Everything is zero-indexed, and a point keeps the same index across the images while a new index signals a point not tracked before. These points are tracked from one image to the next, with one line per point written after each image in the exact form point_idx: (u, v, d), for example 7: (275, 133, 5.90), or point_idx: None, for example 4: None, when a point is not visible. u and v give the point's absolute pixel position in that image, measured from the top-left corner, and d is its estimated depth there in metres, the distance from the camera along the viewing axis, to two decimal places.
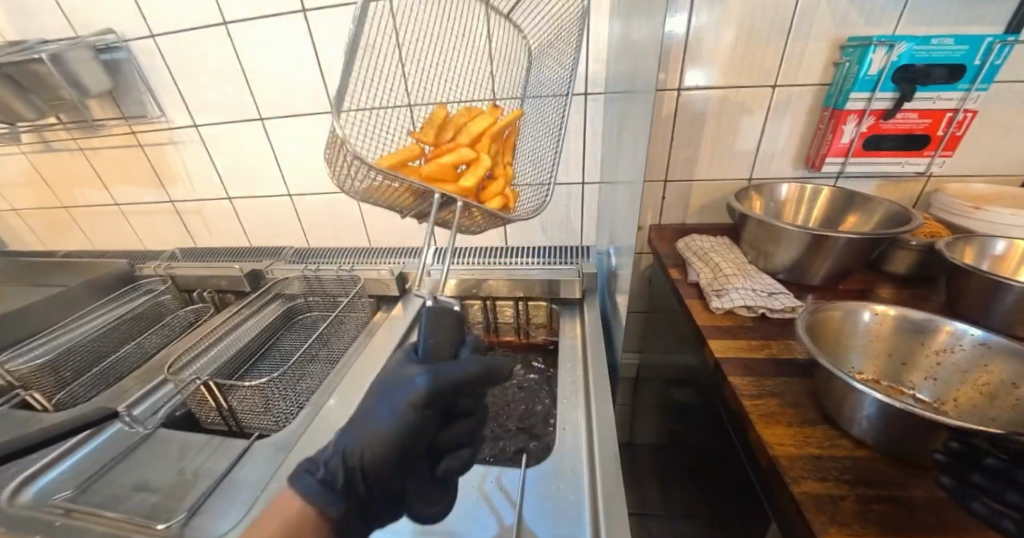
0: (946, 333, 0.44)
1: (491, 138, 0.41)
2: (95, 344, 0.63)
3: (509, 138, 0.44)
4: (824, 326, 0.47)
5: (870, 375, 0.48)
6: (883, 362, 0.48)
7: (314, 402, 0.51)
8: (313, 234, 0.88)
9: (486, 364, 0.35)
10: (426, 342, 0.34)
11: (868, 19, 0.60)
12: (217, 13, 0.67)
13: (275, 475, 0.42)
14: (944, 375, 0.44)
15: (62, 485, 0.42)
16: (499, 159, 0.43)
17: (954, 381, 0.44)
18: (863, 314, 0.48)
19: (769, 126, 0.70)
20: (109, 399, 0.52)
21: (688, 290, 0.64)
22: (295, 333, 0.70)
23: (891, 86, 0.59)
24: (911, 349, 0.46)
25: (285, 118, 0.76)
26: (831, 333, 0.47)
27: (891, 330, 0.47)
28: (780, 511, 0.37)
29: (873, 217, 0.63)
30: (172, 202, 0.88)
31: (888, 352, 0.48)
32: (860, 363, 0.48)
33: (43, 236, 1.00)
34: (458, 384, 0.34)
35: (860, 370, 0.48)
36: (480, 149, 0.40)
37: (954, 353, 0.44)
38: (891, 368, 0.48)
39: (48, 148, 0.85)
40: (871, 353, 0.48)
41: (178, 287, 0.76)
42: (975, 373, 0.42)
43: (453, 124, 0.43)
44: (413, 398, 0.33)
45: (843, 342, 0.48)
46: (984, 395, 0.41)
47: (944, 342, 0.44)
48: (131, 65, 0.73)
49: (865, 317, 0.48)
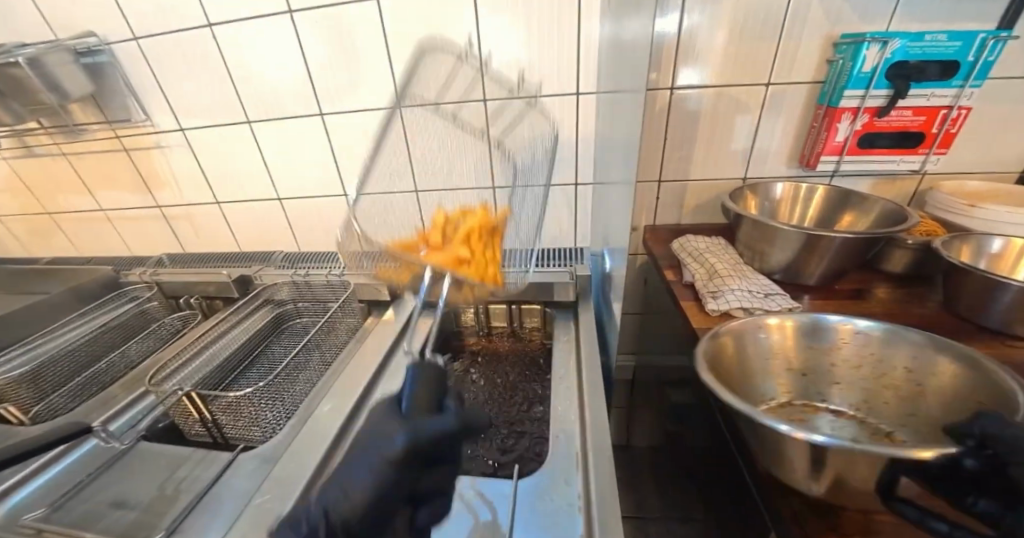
0: (839, 332, 0.44)
1: (485, 233, 0.48)
2: (78, 354, 0.62)
3: (498, 229, 0.50)
4: (725, 358, 0.43)
5: (783, 399, 0.46)
6: (791, 381, 0.46)
7: (302, 412, 0.50)
8: (303, 238, 0.87)
9: (463, 417, 0.35)
10: (409, 394, 0.35)
11: (860, 16, 0.59)
12: (202, 15, 0.66)
13: (259, 489, 0.41)
14: (842, 376, 0.45)
15: (37, 503, 0.40)
16: (489, 247, 0.47)
17: (860, 381, 0.44)
18: (760, 332, 0.46)
19: (762, 125, 0.69)
20: (88, 411, 0.50)
21: (684, 292, 0.63)
22: (285, 339, 0.69)
23: (885, 83, 0.59)
24: (813, 358, 0.46)
25: (272, 121, 0.74)
26: (735, 365, 0.44)
27: (787, 345, 0.46)
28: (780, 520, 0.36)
29: (869, 216, 0.62)
30: (159, 207, 0.87)
31: (791, 367, 0.46)
32: (773, 388, 0.46)
33: (26, 242, 0.98)
34: (436, 439, 0.33)
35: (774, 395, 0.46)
36: (476, 242, 0.46)
37: (849, 353, 0.44)
38: (798, 383, 0.46)
39: (30, 152, 0.83)
40: (779, 374, 0.46)
41: (164, 294, 0.74)
42: (869, 367, 0.44)
43: (448, 221, 0.49)
44: (388, 455, 0.31)
45: (752, 371, 0.45)
46: (893, 389, 0.42)
47: (838, 341, 0.45)
48: (114, 69, 0.72)
49: (762, 337, 0.46)
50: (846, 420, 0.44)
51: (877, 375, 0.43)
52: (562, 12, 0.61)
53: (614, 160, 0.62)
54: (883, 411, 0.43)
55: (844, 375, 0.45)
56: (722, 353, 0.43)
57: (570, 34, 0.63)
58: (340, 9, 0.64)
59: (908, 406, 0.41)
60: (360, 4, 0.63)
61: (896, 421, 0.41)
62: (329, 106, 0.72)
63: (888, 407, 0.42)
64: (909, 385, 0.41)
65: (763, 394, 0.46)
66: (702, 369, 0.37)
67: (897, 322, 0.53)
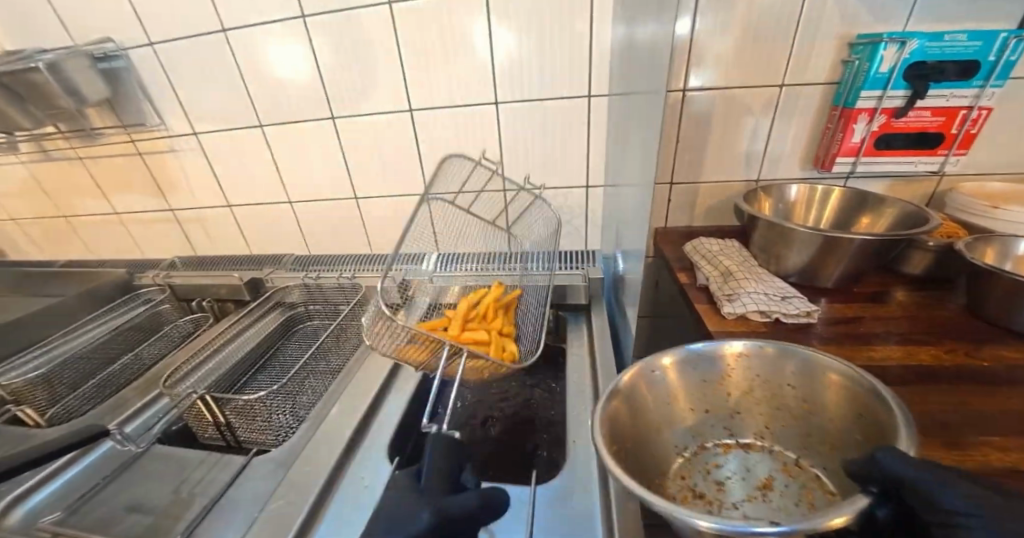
0: (725, 360, 0.41)
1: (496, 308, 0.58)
2: (91, 355, 0.62)
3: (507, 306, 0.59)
4: (624, 430, 0.37)
5: (696, 441, 0.43)
6: (697, 419, 0.43)
7: (315, 414, 0.50)
8: (313, 241, 0.87)
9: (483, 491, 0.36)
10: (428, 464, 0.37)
11: (877, 16, 0.59)
12: (216, 20, 0.67)
13: (274, 494, 0.40)
14: (741, 403, 0.43)
15: (53, 506, 0.40)
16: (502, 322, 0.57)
17: (762, 408, 0.42)
18: (655, 377, 0.41)
19: (774, 127, 0.68)
20: (103, 414, 0.50)
21: (698, 294, 0.62)
22: (296, 342, 0.69)
23: (903, 83, 0.58)
24: (708, 394, 0.43)
25: (285, 125, 0.75)
26: (634, 428, 0.39)
27: (681, 383, 0.42)
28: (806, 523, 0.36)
29: (886, 217, 0.61)
30: (172, 210, 0.87)
31: (693, 407, 0.43)
32: (681, 433, 0.43)
33: (41, 245, 0.99)
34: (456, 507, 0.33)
35: (684, 444, 0.43)
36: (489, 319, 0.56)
37: (742, 377, 0.42)
38: (702, 422, 0.43)
39: (46, 156, 0.84)
40: (687, 418, 0.43)
41: (177, 296, 0.75)
42: (762, 391, 0.42)
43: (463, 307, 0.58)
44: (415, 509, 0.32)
45: (655, 426, 0.41)
46: (786, 410, 0.41)
47: (727, 369, 0.42)
48: (130, 73, 0.73)
49: (658, 379, 0.41)
50: (758, 452, 0.42)
51: (774, 399, 0.41)
52: (574, 16, 0.61)
53: (627, 163, 0.62)
54: (785, 434, 0.42)
55: (748, 405, 0.42)
56: (619, 427, 0.37)
57: (582, 37, 0.63)
58: (352, 15, 0.64)
59: (801, 425, 0.41)
60: (372, 8, 0.63)
61: (799, 445, 0.41)
62: (340, 111, 0.72)
63: (788, 429, 0.41)
64: (802, 403, 0.40)
65: (673, 444, 0.42)
66: (604, 452, 0.31)
67: (919, 325, 0.52)
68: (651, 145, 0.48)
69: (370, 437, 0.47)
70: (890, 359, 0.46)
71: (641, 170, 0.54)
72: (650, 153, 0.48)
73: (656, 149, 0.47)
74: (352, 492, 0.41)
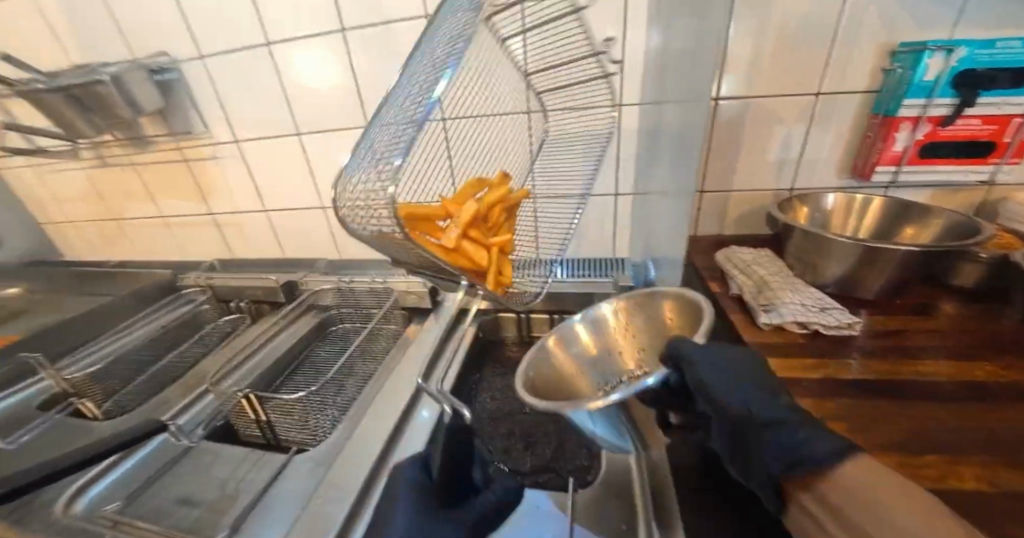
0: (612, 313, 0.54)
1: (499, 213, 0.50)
2: (140, 352, 0.65)
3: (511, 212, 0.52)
4: (539, 367, 0.49)
5: (614, 382, 0.51)
6: (612, 364, 0.52)
7: (353, 415, 0.51)
8: (344, 246, 0.89)
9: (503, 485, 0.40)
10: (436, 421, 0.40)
11: (919, 24, 0.58)
12: (261, 34, 0.70)
13: (316, 492, 0.41)
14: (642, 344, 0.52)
15: (111, 497, 0.42)
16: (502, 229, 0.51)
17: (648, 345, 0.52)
18: (566, 335, 0.53)
19: (811, 135, 0.67)
20: (153, 409, 0.53)
21: (731, 304, 0.61)
22: (328, 344, 0.70)
23: (949, 91, 0.56)
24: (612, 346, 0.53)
25: (322, 133, 0.77)
26: (551, 371, 0.49)
27: (588, 337, 0.54)
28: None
29: (933, 227, 0.59)
30: (213, 215, 0.91)
31: (605, 355, 0.53)
32: (598, 377, 0.51)
33: (93, 246, 1.05)
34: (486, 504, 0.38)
35: (604, 383, 0.50)
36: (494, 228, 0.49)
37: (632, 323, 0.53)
38: (617, 366, 0.52)
39: (103, 163, 0.89)
40: (595, 360, 0.52)
41: (217, 298, 0.78)
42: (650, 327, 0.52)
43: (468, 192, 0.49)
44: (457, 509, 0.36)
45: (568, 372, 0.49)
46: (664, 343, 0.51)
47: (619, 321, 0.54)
48: (181, 85, 0.77)
49: (568, 337, 0.53)
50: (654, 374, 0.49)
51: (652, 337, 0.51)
52: (607, 26, 0.62)
53: (658, 172, 0.62)
54: None
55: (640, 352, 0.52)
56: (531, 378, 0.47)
57: (614, 46, 0.63)
58: (391, 27, 0.66)
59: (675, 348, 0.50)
60: (409, 20, 0.65)
61: None
62: None
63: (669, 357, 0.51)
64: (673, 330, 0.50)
65: (593, 385, 0.50)
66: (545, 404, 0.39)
67: (970, 340, 0.50)
68: (687, 153, 0.48)
69: (405, 439, 0.47)
70: (942, 374, 0.45)
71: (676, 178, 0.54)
72: (687, 162, 0.48)
73: (694, 159, 0.47)
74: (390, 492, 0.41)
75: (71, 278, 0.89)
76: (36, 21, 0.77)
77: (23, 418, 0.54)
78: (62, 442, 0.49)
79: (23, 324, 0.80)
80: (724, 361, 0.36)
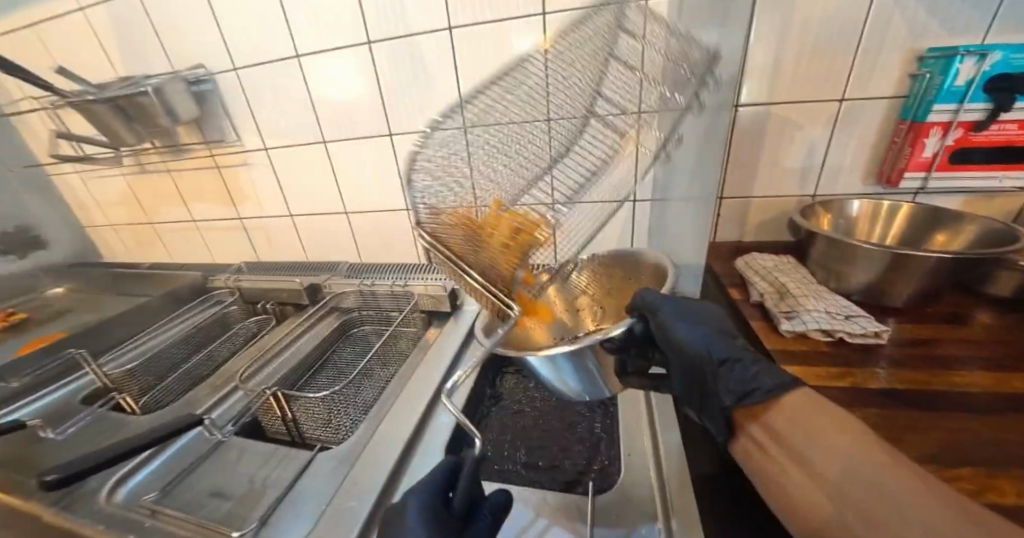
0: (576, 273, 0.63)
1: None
2: (173, 350, 0.68)
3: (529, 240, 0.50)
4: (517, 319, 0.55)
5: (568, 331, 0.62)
6: (566, 316, 0.63)
7: (375, 415, 0.52)
8: (365, 250, 0.92)
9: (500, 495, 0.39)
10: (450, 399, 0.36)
11: (948, 29, 0.57)
12: (292, 46, 0.73)
13: (340, 489, 0.42)
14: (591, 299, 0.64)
15: (148, 488, 0.44)
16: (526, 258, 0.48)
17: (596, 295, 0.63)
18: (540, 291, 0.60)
19: (835, 141, 0.66)
20: (185, 406, 0.54)
21: (752, 310, 0.60)
22: (349, 346, 0.72)
23: (982, 96, 0.55)
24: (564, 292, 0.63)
25: (346, 141, 0.80)
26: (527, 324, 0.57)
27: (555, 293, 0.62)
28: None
29: (966, 234, 0.57)
30: (241, 219, 0.94)
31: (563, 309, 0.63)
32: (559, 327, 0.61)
33: (130, 249, 1.10)
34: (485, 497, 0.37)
35: (562, 332, 0.61)
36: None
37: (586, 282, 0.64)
38: (570, 319, 0.63)
39: (142, 169, 0.94)
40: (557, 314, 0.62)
41: (244, 299, 0.80)
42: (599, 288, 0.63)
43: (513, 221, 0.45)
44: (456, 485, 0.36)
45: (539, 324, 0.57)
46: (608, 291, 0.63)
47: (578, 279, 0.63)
48: (215, 95, 0.81)
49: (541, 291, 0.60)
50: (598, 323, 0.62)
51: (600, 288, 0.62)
52: None
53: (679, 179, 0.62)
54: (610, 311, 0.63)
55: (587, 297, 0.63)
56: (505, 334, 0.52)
57: None
58: (415, 39, 0.68)
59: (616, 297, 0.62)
60: (433, 32, 0.67)
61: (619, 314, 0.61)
62: (398, 128, 0.77)
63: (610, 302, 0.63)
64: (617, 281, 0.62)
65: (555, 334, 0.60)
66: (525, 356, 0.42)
67: (1007, 351, 0.48)
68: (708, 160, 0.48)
69: (426, 441, 0.48)
70: (976, 385, 0.43)
71: (696, 185, 0.54)
72: (709, 168, 0.48)
73: (716, 165, 0.47)
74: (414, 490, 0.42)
75: (110, 278, 0.94)
76: (87, 38, 0.83)
77: (67, 411, 0.57)
78: (102, 434, 0.52)
79: (67, 322, 0.85)
80: (690, 316, 0.43)
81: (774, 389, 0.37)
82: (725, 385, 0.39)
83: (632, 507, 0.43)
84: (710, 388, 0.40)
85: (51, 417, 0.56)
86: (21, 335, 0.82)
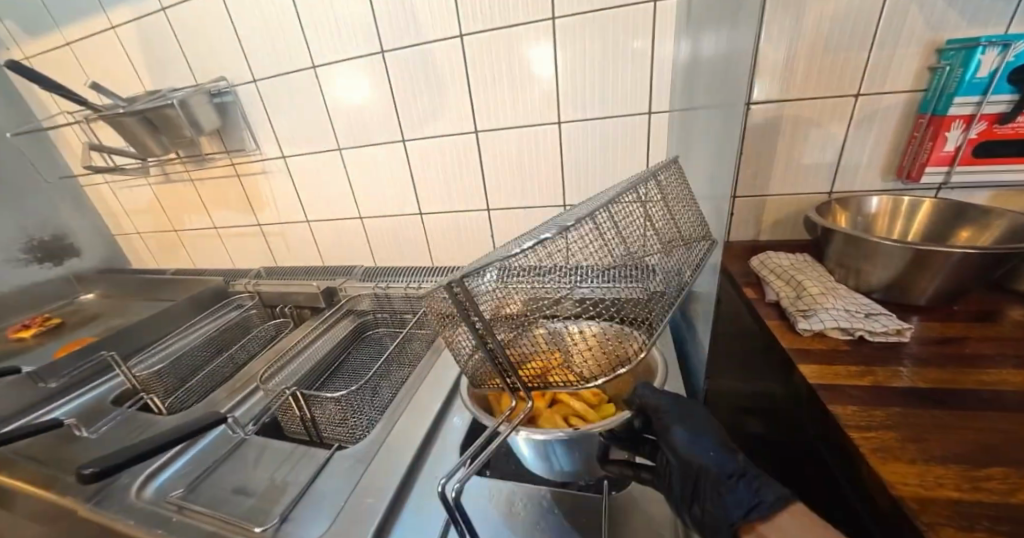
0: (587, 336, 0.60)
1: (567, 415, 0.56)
2: (197, 352, 0.71)
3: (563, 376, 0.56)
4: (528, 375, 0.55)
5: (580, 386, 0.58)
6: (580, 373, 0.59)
7: (390, 415, 0.53)
8: (379, 254, 0.93)
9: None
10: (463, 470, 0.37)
11: (969, 20, 0.56)
12: (308, 58, 0.75)
13: (357, 486, 0.43)
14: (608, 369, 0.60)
15: (174, 484, 0.46)
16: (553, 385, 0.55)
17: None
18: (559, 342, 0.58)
19: (851, 137, 0.65)
20: (208, 406, 0.56)
21: (768, 310, 0.60)
22: (364, 348, 0.74)
23: (1006, 88, 0.54)
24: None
25: (360, 148, 0.82)
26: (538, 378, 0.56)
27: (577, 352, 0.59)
28: (891, 534, 0.35)
29: (992, 229, 0.55)
30: (260, 225, 0.97)
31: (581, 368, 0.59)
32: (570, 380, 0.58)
33: (156, 256, 1.15)
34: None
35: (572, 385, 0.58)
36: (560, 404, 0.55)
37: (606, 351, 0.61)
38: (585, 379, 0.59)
39: (167, 179, 0.98)
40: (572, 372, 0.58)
41: (264, 303, 0.83)
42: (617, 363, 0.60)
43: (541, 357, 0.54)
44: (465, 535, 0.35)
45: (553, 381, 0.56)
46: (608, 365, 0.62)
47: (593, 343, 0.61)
48: (236, 106, 0.83)
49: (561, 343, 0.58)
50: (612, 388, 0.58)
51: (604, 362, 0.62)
52: (637, 37, 0.63)
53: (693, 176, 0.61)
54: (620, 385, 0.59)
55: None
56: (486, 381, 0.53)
57: (640, 54, 0.64)
58: (427, 47, 0.70)
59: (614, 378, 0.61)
60: (444, 39, 0.69)
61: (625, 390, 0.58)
62: (411, 134, 0.78)
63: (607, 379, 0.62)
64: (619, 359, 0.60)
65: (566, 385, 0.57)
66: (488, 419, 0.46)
67: None
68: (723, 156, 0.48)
69: (440, 442, 0.49)
70: (1005, 384, 0.42)
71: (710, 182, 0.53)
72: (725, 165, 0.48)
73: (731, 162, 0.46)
74: (430, 486, 0.43)
75: (138, 283, 0.98)
76: (118, 56, 0.87)
77: (98, 411, 0.60)
78: (131, 433, 0.54)
79: (98, 326, 0.89)
80: (692, 422, 0.40)
81: (775, 505, 0.35)
82: (729, 500, 0.35)
83: (644, 511, 0.43)
84: (710, 510, 0.36)
85: (84, 416, 0.59)
86: (57, 339, 0.86)
